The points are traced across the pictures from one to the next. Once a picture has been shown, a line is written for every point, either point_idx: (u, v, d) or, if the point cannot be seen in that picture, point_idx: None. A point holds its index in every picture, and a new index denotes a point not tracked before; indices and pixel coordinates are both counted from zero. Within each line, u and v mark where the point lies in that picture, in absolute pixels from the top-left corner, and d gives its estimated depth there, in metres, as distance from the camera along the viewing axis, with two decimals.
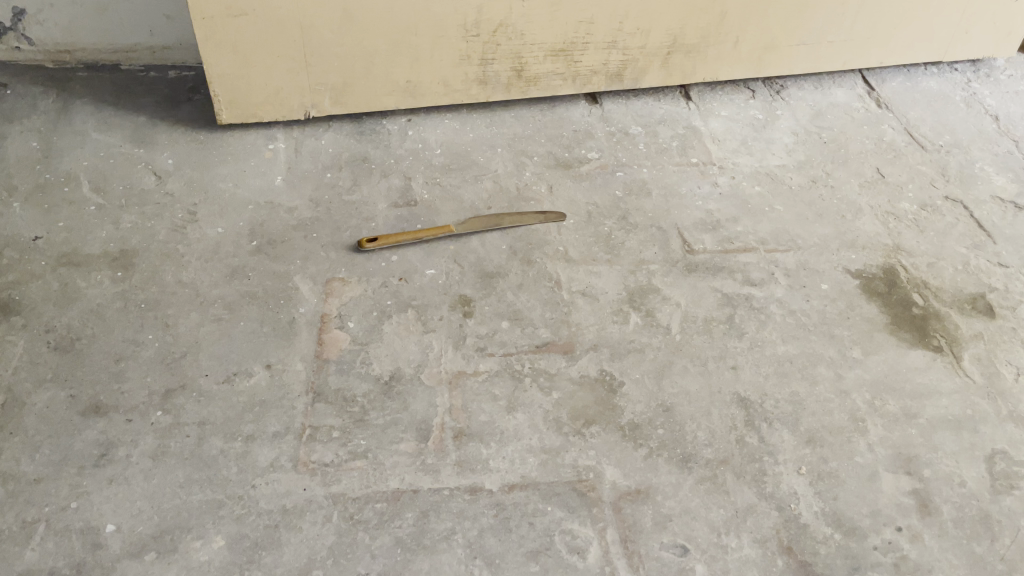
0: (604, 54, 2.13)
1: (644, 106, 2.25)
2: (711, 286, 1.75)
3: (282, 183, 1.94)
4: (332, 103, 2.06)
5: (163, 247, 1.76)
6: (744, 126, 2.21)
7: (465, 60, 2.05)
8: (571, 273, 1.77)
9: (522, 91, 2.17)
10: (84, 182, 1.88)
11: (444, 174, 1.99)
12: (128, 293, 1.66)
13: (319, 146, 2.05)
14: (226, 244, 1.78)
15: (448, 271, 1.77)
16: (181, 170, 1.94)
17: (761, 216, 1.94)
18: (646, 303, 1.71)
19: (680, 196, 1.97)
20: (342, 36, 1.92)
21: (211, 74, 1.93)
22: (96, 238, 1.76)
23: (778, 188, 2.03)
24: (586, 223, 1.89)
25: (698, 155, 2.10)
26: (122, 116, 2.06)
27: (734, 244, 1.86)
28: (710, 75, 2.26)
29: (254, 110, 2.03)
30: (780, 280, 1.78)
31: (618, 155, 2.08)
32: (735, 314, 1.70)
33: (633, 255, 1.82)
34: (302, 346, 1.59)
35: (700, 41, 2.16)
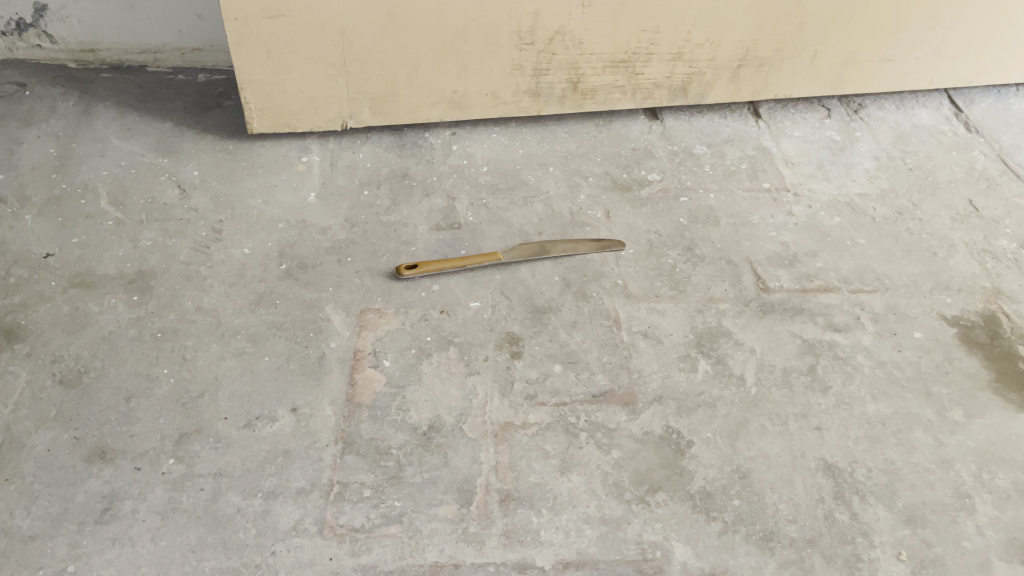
0: (668, 67, 1.95)
1: (709, 123, 2.06)
2: (789, 331, 1.57)
3: (315, 200, 1.78)
4: (372, 114, 1.90)
5: (183, 269, 1.60)
6: (819, 148, 2.01)
7: (517, 70, 1.88)
8: (632, 311, 1.58)
9: (577, 105, 1.99)
10: (102, 195, 1.73)
11: (490, 194, 1.82)
12: (144, 320, 1.50)
13: (356, 160, 1.89)
14: (252, 267, 1.62)
15: (495, 304, 1.59)
16: (207, 183, 1.79)
17: (842, 251, 1.75)
18: (716, 348, 1.53)
19: (752, 225, 1.78)
20: (385, 41, 1.76)
21: (242, 79, 1.78)
22: (112, 257, 1.61)
23: (860, 220, 1.83)
24: (647, 253, 1.70)
25: (770, 180, 1.91)
26: (147, 122, 1.92)
27: (813, 282, 1.67)
28: (783, 92, 2.07)
29: (288, 119, 1.87)
30: (867, 326, 1.59)
31: (681, 177, 1.90)
32: (817, 365, 1.51)
33: (701, 292, 1.63)
34: (332, 387, 1.42)
35: (774, 55, 1.97)
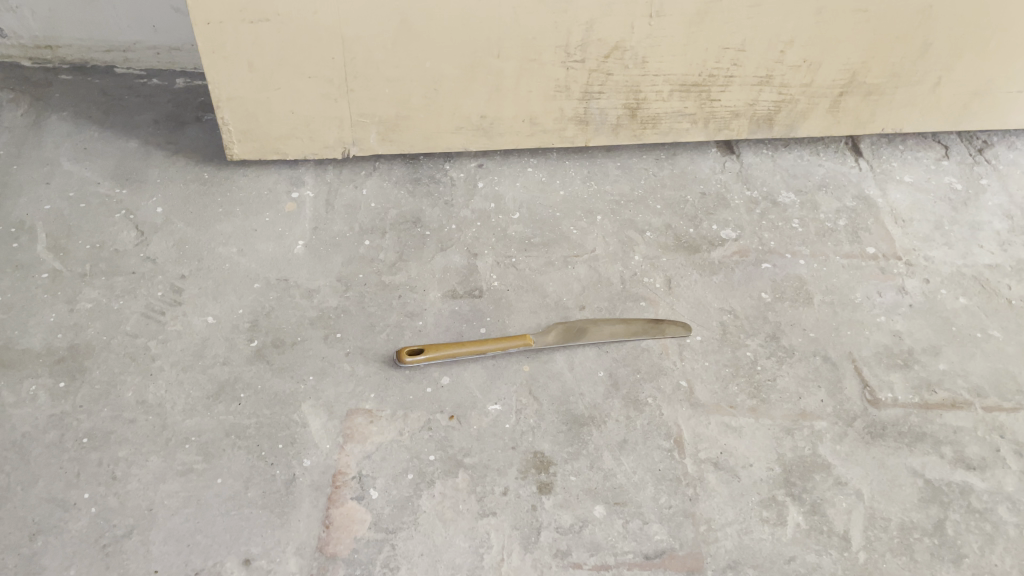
0: (752, 92, 1.56)
1: (797, 161, 1.68)
2: (907, 466, 1.19)
3: (303, 251, 1.43)
4: (380, 140, 1.54)
5: (127, 344, 1.26)
6: (935, 201, 1.61)
7: (562, 93, 1.50)
8: (699, 427, 1.21)
9: (635, 135, 1.61)
10: (40, 236, 1.40)
11: (522, 250, 1.45)
12: (69, 417, 1.17)
13: (358, 197, 1.53)
14: (215, 343, 1.28)
15: (521, 408, 1.23)
16: (171, 224, 1.45)
17: (972, 348, 1.36)
18: (811, 490, 1.16)
19: (854, 307, 1.40)
20: (397, 54, 1.39)
21: (218, 97, 1.42)
22: (40, 325, 1.27)
23: (994, 302, 1.43)
24: (720, 342, 1.33)
25: (876, 243, 1.52)
26: (108, 141, 1.58)
27: (936, 394, 1.28)
28: (891, 125, 1.66)
29: (276, 145, 1.51)
30: (1009, 463, 1.21)
31: (763, 235, 1.51)
32: (946, 520, 1.14)
33: (790, 402, 1.25)
34: (300, 529, 1.08)
35: (887, 81, 1.56)
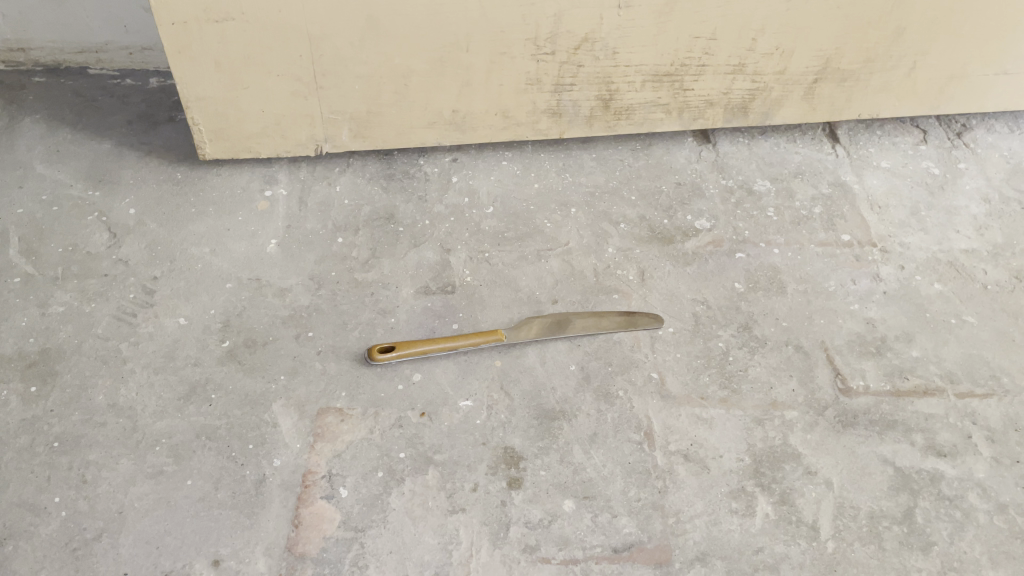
0: (726, 81, 1.55)
1: (773, 149, 1.67)
2: (878, 454, 1.19)
3: (275, 250, 1.43)
4: (352, 137, 1.53)
5: (98, 347, 1.27)
6: (912, 187, 1.61)
7: (533, 85, 1.50)
8: (669, 420, 1.22)
9: (609, 126, 1.61)
10: (13, 240, 1.40)
11: (495, 245, 1.45)
12: (40, 421, 1.17)
13: (332, 194, 1.53)
14: (186, 345, 1.28)
15: (491, 404, 1.23)
16: (144, 225, 1.45)
17: (945, 334, 1.35)
18: (781, 480, 1.16)
19: (827, 296, 1.40)
20: (364, 50, 1.38)
21: (187, 96, 1.41)
22: (12, 330, 1.28)
23: (968, 287, 1.43)
24: (692, 334, 1.32)
25: (851, 230, 1.51)
26: (80, 143, 1.58)
27: (909, 381, 1.28)
28: (868, 111, 1.65)
29: (248, 143, 1.51)
30: (980, 449, 1.21)
31: (738, 225, 1.50)
32: (916, 509, 1.14)
33: (761, 392, 1.25)
34: (270, 529, 1.08)
35: (861, 67, 1.55)
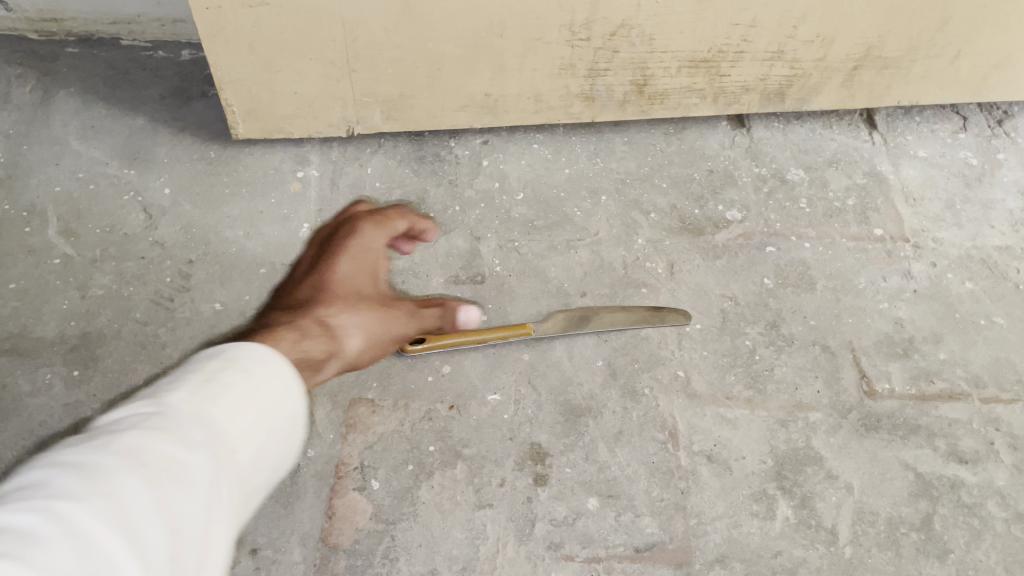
0: (763, 67, 1.52)
1: (808, 135, 1.65)
2: (899, 459, 1.21)
3: (307, 235, 1.44)
4: (383, 119, 1.53)
5: (137, 332, 1.30)
6: (948, 178, 1.59)
7: (567, 70, 1.48)
8: (694, 419, 1.24)
9: (642, 110, 1.59)
10: (51, 220, 1.42)
11: (525, 233, 1.46)
12: (83, 406, 1.21)
13: (363, 176, 1.53)
14: (222, 331, 1.31)
15: (519, 399, 1.25)
16: (178, 206, 1.46)
17: (974, 335, 1.35)
18: (802, 483, 1.18)
19: (857, 293, 1.39)
20: (397, 36, 1.37)
21: (220, 79, 1.41)
22: (53, 312, 1.31)
23: (1001, 286, 1.42)
24: (719, 331, 1.33)
25: (884, 224, 1.50)
26: (114, 118, 1.58)
27: (934, 385, 1.29)
28: (907, 98, 1.62)
29: (280, 124, 1.51)
30: (1002, 457, 1.22)
31: (769, 216, 1.50)
32: (934, 515, 1.16)
33: (786, 393, 1.27)
34: (305, 520, 1.13)
35: (904, 55, 1.52)
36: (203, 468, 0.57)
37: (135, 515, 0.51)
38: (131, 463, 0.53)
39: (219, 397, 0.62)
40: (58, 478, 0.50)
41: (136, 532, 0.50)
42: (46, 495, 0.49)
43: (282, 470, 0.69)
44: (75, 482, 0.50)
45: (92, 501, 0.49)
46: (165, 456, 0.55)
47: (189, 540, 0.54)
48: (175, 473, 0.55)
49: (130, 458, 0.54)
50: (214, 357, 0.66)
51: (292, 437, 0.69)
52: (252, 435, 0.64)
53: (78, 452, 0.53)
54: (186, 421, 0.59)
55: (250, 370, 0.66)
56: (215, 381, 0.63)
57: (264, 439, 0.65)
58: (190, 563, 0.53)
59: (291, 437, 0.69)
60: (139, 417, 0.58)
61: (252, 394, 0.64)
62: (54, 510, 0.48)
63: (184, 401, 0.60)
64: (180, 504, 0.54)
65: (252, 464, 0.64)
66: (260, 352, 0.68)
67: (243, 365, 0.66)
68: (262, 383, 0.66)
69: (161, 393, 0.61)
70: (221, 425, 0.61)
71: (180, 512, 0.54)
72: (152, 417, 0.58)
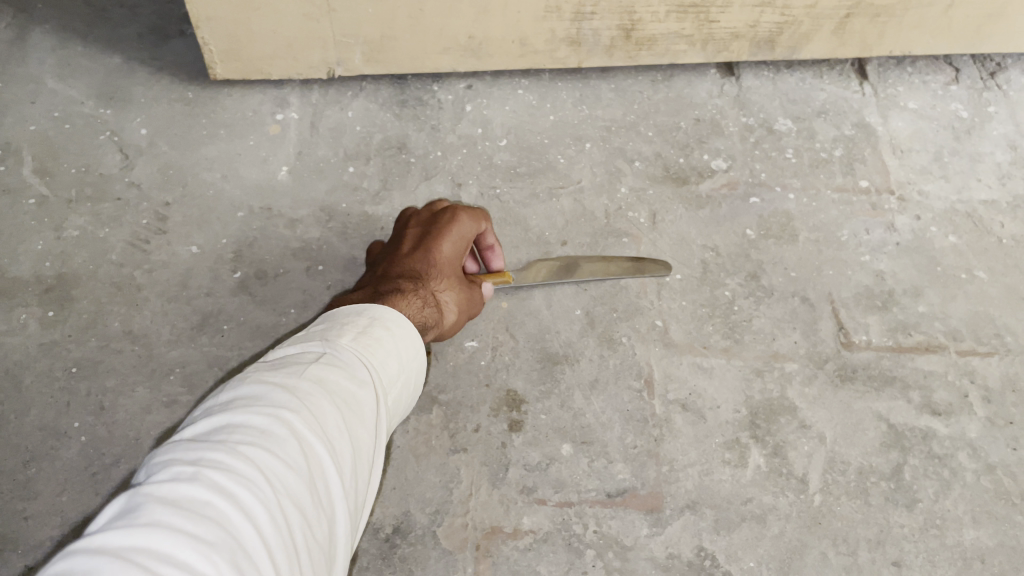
0: (753, 14, 1.49)
1: (798, 84, 1.62)
2: (873, 410, 1.22)
3: (286, 178, 1.42)
4: (365, 61, 1.50)
5: (113, 274, 1.29)
6: (937, 131, 1.57)
7: (553, 13, 1.44)
8: (670, 368, 1.24)
9: (629, 57, 1.56)
10: (26, 159, 1.40)
11: (507, 180, 1.44)
12: (58, 346, 1.21)
13: (344, 120, 1.51)
14: (199, 274, 1.30)
15: (496, 346, 1.25)
16: (156, 147, 1.44)
17: (955, 289, 1.35)
18: (775, 432, 1.19)
19: (839, 245, 1.39)
20: None
21: (197, 16, 1.38)
22: (28, 252, 1.30)
23: (984, 240, 1.41)
24: (699, 282, 1.33)
25: (870, 176, 1.48)
26: (91, 57, 1.55)
27: (911, 337, 1.29)
28: (899, 48, 1.59)
29: (259, 65, 1.48)
30: (975, 409, 1.23)
31: (754, 166, 1.48)
32: (905, 466, 1.17)
33: (763, 344, 1.27)
34: None
35: (897, 3, 1.48)
36: (367, 406, 0.71)
37: (331, 432, 0.66)
38: (321, 390, 0.68)
39: (375, 349, 0.76)
40: (273, 394, 0.65)
41: (338, 439, 0.66)
42: (271, 406, 0.64)
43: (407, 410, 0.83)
44: (288, 399, 0.65)
45: (305, 415, 0.64)
46: (339, 390, 0.69)
47: (366, 449, 0.70)
48: (349, 403, 0.69)
49: (320, 386, 0.68)
50: (360, 320, 0.79)
51: (417, 385, 0.83)
52: (396, 382, 0.78)
53: (281, 375, 0.68)
54: (353, 364, 0.73)
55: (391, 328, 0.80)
56: (369, 334, 0.77)
57: (404, 384, 0.79)
58: (366, 468, 0.70)
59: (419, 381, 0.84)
60: (316, 355, 0.72)
61: (394, 346, 0.78)
62: (279, 417, 0.63)
63: (351, 345, 0.75)
64: (359, 426, 0.69)
65: (391, 406, 0.79)
66: (399, 315, 0.83)
67: (387, 324, 0.79)
68: (402, 339, 0.80)
69: (330, 335, 0.76)
70: (377, 371, 0.75)
71: (362, 423, 0.70)
72: (330, 356, 0.72)
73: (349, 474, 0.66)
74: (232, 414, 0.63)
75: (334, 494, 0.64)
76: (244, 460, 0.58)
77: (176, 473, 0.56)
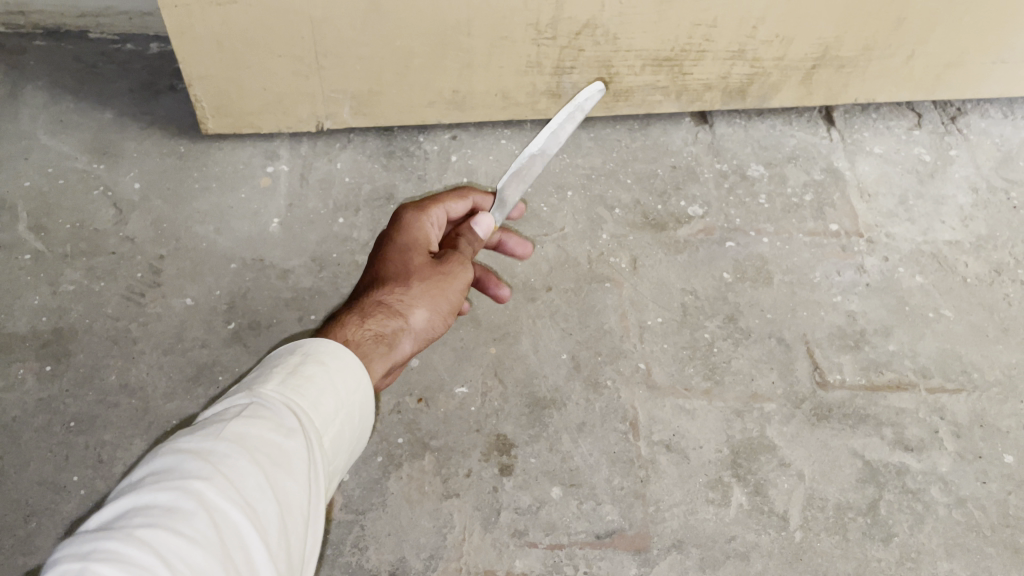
0: (724, 66, 1.55)
1: (769, 131, 1.70)
2: (849, 447, 1.27)
3: (277, 229, 1.46)
4: (353, 114, 1.55)
5: (108, 327, 1.32)
6: (902, 174, 1.64)
7: (534, 68, 1.50)
8: (654, 410, 1.28)
9: (607, 107, 1.62)
10: (21, 215, 1.43)
11: None
12: (56, 401, 1.23)
13: (332, 171, 1.56)
14: (193, 326, 1.33)
15: (486, 391, 1.29)
16: (149, 201, 1.48)
17: (923, 328, 1.41)
18: (756, 471, 1.23)
19: (812, 287, 1.45)
20: (365, 34, 1.38)
21: (189, 74, 1.42)
22: (24, 308, 1.32)
23: (949, 280, 1.48)
24: (679, 325, 1.38)
25: (840, 219, 1.55)
26: (83, 113, 1.59)
27: (883, 375, 1.35)
28: (864, 96, 1.66)
29: (249, 119, 1.53)
30: (946, 444, 1.28)
31: (729, 211, 1.54)
32: (881, 501, 1.22)
33: (743, 384, 1.32)
34: None
35: (860, 54, 1.56)
36: (303, 454, 0.64)
37: (251, 494, 0.59)
38: (238, 450, 0.61)
39: (308, 389, 0.69)
40: (183, 463, 0.59)
41: (259, 501, 0.59)
42: (178, 478, 0.57)
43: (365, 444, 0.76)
44: (199, 467, 0.58)
45: (216, 482, 0.58)
46: (262, 446, 0.62)
47: (305, 504, 0.63)
48: (275, 458, 0.62)
49: (237, 446, 0.61)
50: (294, 355, 0.71)
51: (373, 416, 0.76)
52: (340, 419, 0.70)
53: (195, 438, 0.61)
54: (284, 409, 0.66)
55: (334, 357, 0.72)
56: (304, 371, 0.70)
57: (352, 419, 0.72)
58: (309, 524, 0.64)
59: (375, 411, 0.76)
60: (239, 408, 0.65)
61: (331, 382, 0.70)
62: (186, 489, 0.56)
63: (277, 390, 0.67)
64: (288, 478, 0.62)
65: (340, 445, 0.71)
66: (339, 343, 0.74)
67: (322, 356, 0.72)
68: (341, 372, 0.71)
69: (256, 382, 0.68)
70: (312, 413, 0.68)
71: (295, 475, 0.63)
72: (254, 406, 0.65)
73: (281, 536, 0.60)
74: (137, 493, 0.56)
75: (262, 563, 0.57)
76: (141, 546, 0.52)
77: (62, 573, 0.50)
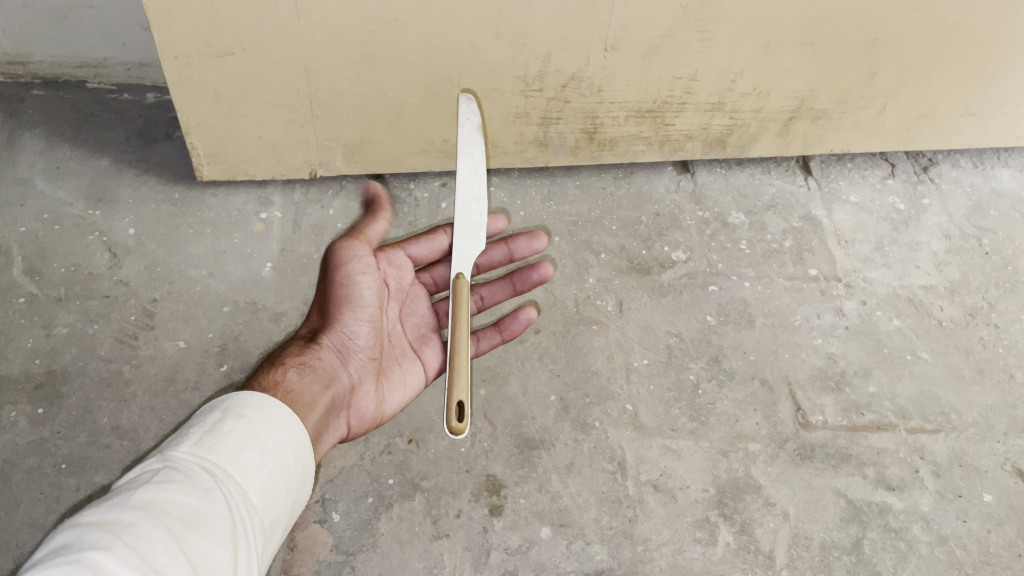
0: (705, 118, 1.62)
1: (748, 180, 1.76)
2: (832, 486, 1.29)
3: (270, 273, 1.49)
4: (345, 162, 1.59)
5: (102, 370, 1.33)
6: (877, 222, 1.70)
7: (522, 118, 1.55)
8: (641, 450, 1.31)
9: (592, 156, 1.67)
10: (16, 260, 1.45)
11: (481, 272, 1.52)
12: (47, 443, 1.24)
13: (325, 217, 1.59)
14: (186, 368, 1.34)
15: (475, 432, 1.31)
16: (143, 246, 1.50)
17: (901, 369, 1.45)
18: (742, 510, 1.25)
19: (792, 329, 1.49)
20: (359, 86, 1.43)
21: (186, 123, 1.46)
22: (17, 350, 1.34)
23: (925, 323, 1.52)
24: (665, 366, 1.41)
25: (818, 264, 1.60)
26: (79, 160, 1.63)
27: (864, 416, 1.38)
28: (839, 147, 1.73)
29: (244, 166, 1.57)
30: (927, 484, 1.31)
31: (712, 257, 1.59)
32: (864, 540, 1.23)
33: (727, 425, 1.34)
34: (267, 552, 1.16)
35: (834, 107, 1.62)
36: (217, 514, 0.65)
37: (157, 559, 0.59)
38: (145, 517, 0.61)
39: (223, 446, 0.71)
40: (84, 536, 0.58)
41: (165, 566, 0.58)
42: (75, 552, 0.56)
43: (298, 506, 0.77)
44: (101, 537, 0.58)
45: (118, 550, 0.57)
46: (173, 509, 0.63)
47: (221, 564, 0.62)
48: (187, 520, 0.63)
49: (144, 512, 0.61)
50: (210, 419, 0.74)
51: (300, 472, 0.78)
52: (260, 476, 0.72)
53: (99, 511, 0.61)
54: (196, 472, 0.67)
55: (252, 417, 0.76)
56: (217, 433, 0.72)
57: (275, 479, 0.73)
58: None
59: (302, 469, 0.79)
60: (152, 473, 0.66)
61: (249, 438, 0.73)
62: (83, 561, 0.55)
63: (190, 454, 0.69)
64: (199, 541, 0.62)
65: (264, 504, 0.72)
66: (257, 404, 0.78)
67: (239, 416, 0.75)
68: (261, 426, 0.75)
69: (169, 448, 0.70)
70: (228, 470, 0.69)
71: (209, 535, 0.63)
72: (166, 471, 0.66)
73: None
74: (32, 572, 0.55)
75: None
76: None
77: None
